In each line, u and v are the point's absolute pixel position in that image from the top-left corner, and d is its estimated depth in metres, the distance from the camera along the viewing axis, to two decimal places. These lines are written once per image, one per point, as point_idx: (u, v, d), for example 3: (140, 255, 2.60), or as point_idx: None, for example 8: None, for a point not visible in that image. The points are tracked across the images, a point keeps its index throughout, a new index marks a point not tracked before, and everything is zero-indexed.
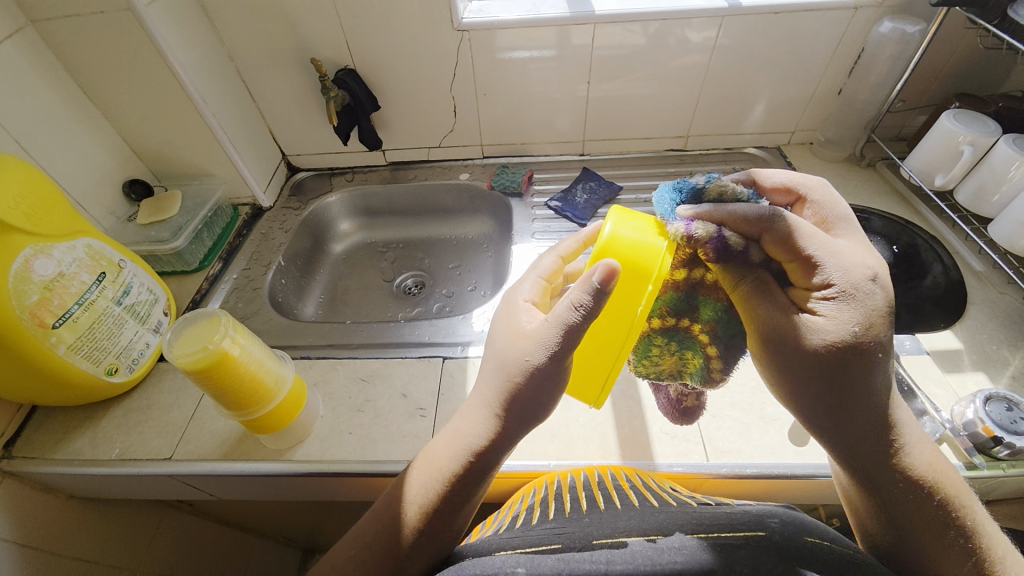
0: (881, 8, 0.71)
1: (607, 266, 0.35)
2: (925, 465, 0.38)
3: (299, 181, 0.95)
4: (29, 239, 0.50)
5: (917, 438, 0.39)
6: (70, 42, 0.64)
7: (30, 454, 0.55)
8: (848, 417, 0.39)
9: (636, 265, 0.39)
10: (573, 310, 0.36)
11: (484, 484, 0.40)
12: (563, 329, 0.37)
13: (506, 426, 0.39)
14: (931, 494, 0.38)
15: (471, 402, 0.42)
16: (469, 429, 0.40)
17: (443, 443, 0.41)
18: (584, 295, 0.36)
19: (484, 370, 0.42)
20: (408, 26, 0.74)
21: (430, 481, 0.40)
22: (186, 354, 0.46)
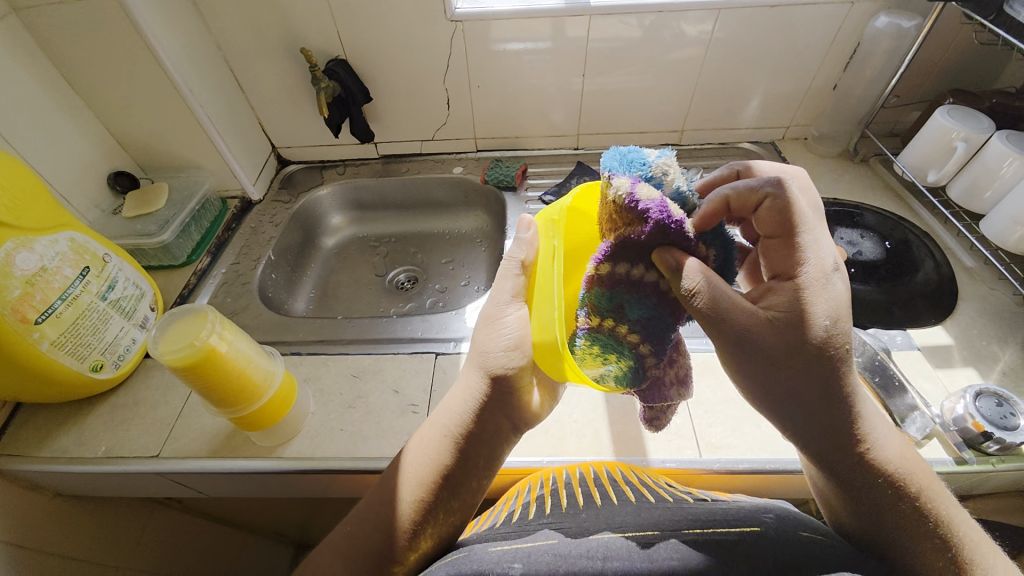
0: (878, 2, 0.71)
1: (524, 219, 0.46)
2: (896, 458, 0.39)
3: (289, 174, 0.93)
4: (10, 233, 0.49)
5: (886, 435, 0.39)
6: (52, 30, 0.62)
7: (14, 452, 0.54)
8: (820, 425, 0.38)
9: (547, 220, 0.44)
10: (513, 265, 0.44)
11: (469, 469, 0.41)
12: (506, 282, 0.44)
13: (489, 406, 0.41)
14: (905, 489, 0.38)
15: (461, 381, 0.44)
16: (457, 408, 0.42)
17: (433, 421, 0.44)
18: (515, 248, 0.45)
19: (469, 354, 0.44)
20: (400, 16, 0.73)
21: (423, 462, 0.42)
22: (171, 350, 0.45)
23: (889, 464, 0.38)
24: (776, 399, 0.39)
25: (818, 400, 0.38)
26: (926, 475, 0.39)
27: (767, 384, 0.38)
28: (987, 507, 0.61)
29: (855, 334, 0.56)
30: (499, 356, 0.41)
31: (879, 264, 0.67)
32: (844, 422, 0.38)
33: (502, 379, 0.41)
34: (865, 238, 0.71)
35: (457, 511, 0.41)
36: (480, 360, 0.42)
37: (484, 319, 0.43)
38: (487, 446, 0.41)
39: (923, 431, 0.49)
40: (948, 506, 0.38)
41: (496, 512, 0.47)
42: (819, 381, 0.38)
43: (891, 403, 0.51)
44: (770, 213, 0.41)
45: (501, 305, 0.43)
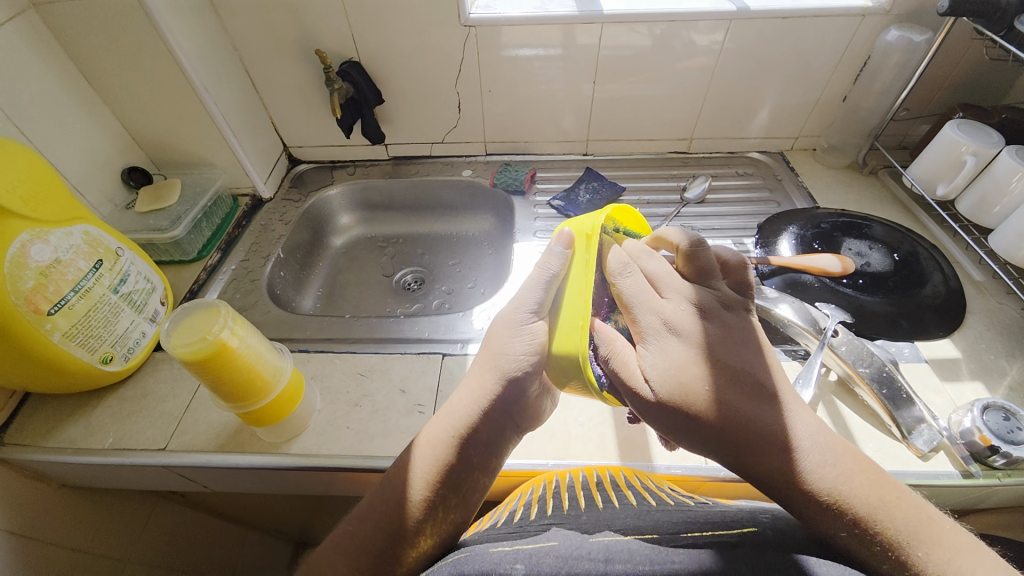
0: (889, 16, 0.71)
1: (565, 233, 0.44)
2: (830, 478, 0.35)
3: (299, 173, 0.94)
4: (26, 225, 0.49)
5: (819, 453, 0.35)
6: (72, 26, 0.63)
7: (21, 441, 0.54)
8: (728, 455, 0.36)
9: (583, 237, 0.44)
10: (545, 274, 0.42)
11: (478, 475, 0.42)
12: (535, 291, 0.42)
13: (501, 410, 0.42)
14: (843, 514, 0.34)
15: (471, 382, 0.43)
16: (466, 409, 0.42)
17: (441, 422, 0.43)
18: (549, 258, 0.43)
19: (481, 361, 0.43)
20: (414, 20, 0.73)
21: (428, 462, 0.42)
22: (183, 344, 0.45)
23: (821, 487, 0.34)
24: (676, 435, 0.37)
25: (725, 429, 0.36)
26: (870, 486, 0.34)
27: (667, 424, 0.37)
28: (993, 522, 0.61)
29: (863, 345, 0.56)
30: (518, 361, 0.41)
31: (887, 276, 0.67)
32: (758, 451, 0.35)
33: (515, 384, 0.41)
34: (873, 249, 0.71)
35: (459, 511, 0.41)
36: (496, 365, 0.42)
37: (502, 321, 0.43)
38: (496, 451, 0.42)
39: (930, 443, 0.49)
40: (912, 522, 0.34)
41: (499, 513, 0.47)
42: (720, 409, 0.36)
43: (898, 415, 0.51)
44: (636, 272, 0.42)
45: (524, 311, 0.42)
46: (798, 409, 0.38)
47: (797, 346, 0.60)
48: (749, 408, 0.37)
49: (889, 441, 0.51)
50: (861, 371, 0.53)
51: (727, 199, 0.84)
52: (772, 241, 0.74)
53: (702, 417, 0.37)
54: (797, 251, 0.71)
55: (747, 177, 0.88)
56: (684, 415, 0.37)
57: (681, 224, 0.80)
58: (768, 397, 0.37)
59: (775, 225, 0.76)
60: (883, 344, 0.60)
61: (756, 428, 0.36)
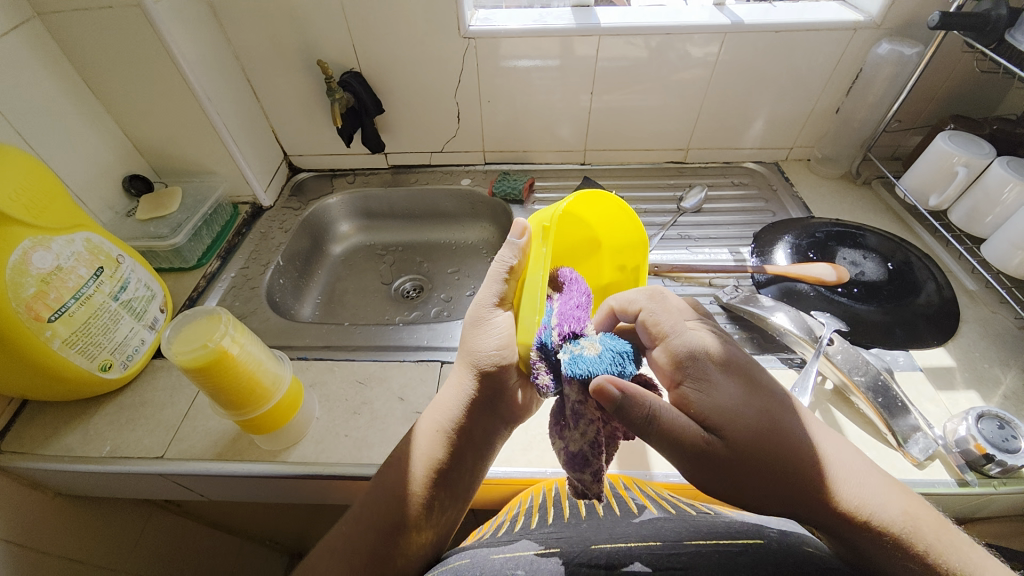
0: (880, 30, 0.73)
1: (520, 223, 0.44)
2: (893, 513, 0.35)
3: (299, 182, 0.95)
4: (28, 231, 0.50)
5: (869, 485, 0.37)
6: (77, 36, 0.64)
7: (18, 450, 0.54)
8: (786, 497, 0.36)
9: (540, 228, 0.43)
10: (503, 270, 0.44)
11: (465, 468, 0.42)
12: (495, 285, 0.45)
13: (483, 402, 0.43)
14: (909, 546, 0.34)
15: (453, 380, 0.45)
16: (448, 406, 0.44)
17: (427, 419, 0.44)
18: (506, 252, 0.44)
19: (458, 357, 0.46)
20: (415, 32, 0.75)
21: (417, 458, 0.42)
22: (184, 351, 0.45)
23: (883, 521, 0.35)
24: (735, 484, 0.36)
25: (783, 469, 0.36)
26: (923, 514, 0.36)
27: (725, 472, 0.35)
28: (990, 531, 0.61)
29: (859, 354, 0.56)
30: (489, 355, 0.43)
31: (882, 285, 0.68)
32: (816, 486, 0.36)
33: (493, 376, 0.43)
34: (867, 259, 0.71)
35: (452, 506, 0.42)
36: (472, 360, 0.44)
37: (472, 318, 0.45)
38: (480, 445, 0.43)
39: (925, 451, 0.49)
40: (963, 548, 0.34)
41: (499, 520, 0.48)
42: (777, 449, 0.36)
43: (894, 423, 0.51)
44: (659, 308, 0.40)
45: (488, 306, 0.45)
46: (836, 442, 0.40)
47: (793, 354, 0.61)
48: (800, 443, 0.37)
49: (885, 449, 0.52)
50: (856, 380, 0.54)
51: (724, 208, 0.85)
52: (767, 250, 0.74)
53: (761, 460, 0.36)
54: (792, 260, 0.72)
55: (743, 187, 0.89)
56: (743, 459, 0.36)
57: (678, 233, 0.81)
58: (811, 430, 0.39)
59: (770, 234, 0.77)
60: (879, 352, 0.60)
61: (811, 464, 0.37)
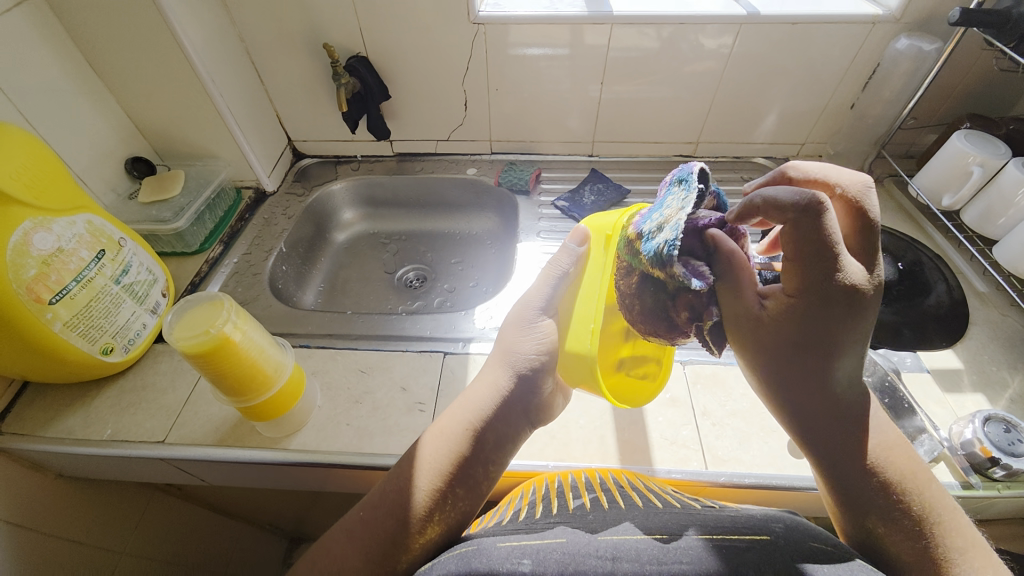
0: (899, 25, 0.71)
1: (580, 232, 0.46)
2: (880, 450, 0.38)
3: (303, 167, 0.94)
4: (29, 212, 0.49)
5: (873, 422, 0.38)
6: (80, 13, 0.62)
7: (20, 431, 0.54)
8: (796, 391, 0.38)
9: (601, 235, 0.45)
10: (554, 273, 0.45)
11: (488, 465, 0.42)
12: (544, 292, 0.45)
13: (515, 398, 0.43)
14: (885, 485, 0.37)
15: (485, 375, 0.45)
16: (479, 402, 0.43)
17: (455, 411, 0.44)
18: (563, 258, 0.45)
19: (494, 354, 0.46)
20: (423, 15, 0.73)
21: (441, 452, 0.42)
22: (185, 337, 0.45)
23: (867, 454, 0.38)
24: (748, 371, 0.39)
25: (810, 373, 0.37)
26: (912, 471, 0.38)
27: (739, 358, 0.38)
28: (991, 534, 0.61)
29: (867, 354, 0.56)
30: (529, 355, 0.44)
31: (891, 285, 0.67)
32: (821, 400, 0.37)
33: (528, 378, 0.43)
34: (877, 257, 0.70)
35: (473, 496, 0.41)
36: (507, 358, 0.45)
37: (512, 318, 0.46)
38: (503, 443, 0.43)
39: (931, 454, 0.49)
40: (936, 506, 0.37)
41: (499, 511, 0.47)
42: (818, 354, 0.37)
43: (900, 424, 0.51)
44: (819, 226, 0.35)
45: (533, 310, 0.45)
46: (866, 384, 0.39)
47: None
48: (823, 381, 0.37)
49: None
50: None
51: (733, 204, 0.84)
52: None
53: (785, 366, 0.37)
54: None
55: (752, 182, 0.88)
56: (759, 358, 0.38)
57: None
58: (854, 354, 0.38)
59: None
60: (886, 353, 0.59)
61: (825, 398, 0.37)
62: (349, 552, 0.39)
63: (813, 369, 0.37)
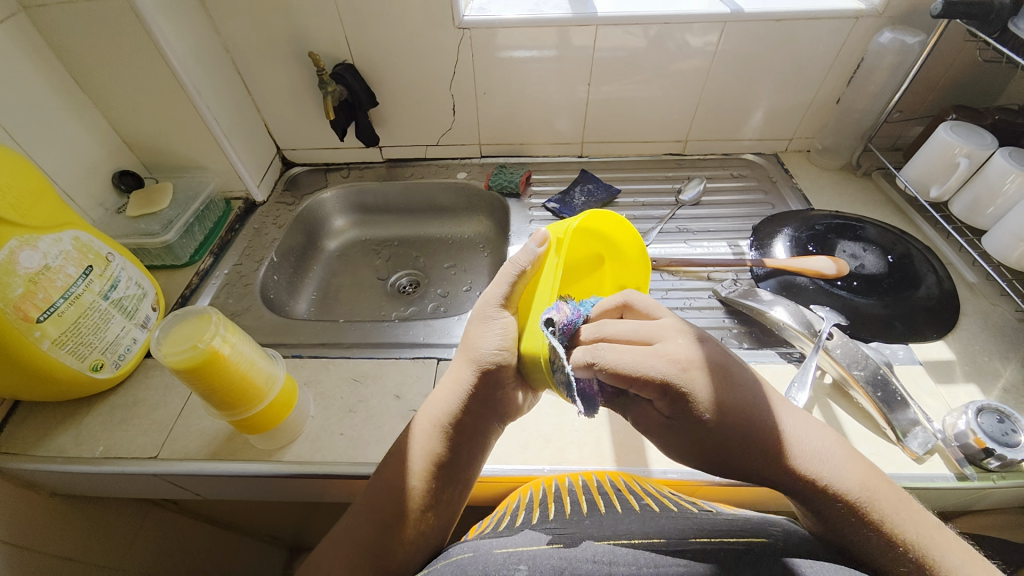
0: (882, 18, 0.72)
1: (541, 233, 0.44)
2: (853, 484, 0.36)
3: (293, 176, 0.93)
4: (15, 231, 0.49)
5: (832, 461, 0.37)
6: (62, 29, 0.62)
7: (11, 451, 0.54)
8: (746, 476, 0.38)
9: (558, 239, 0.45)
10: (515, 269, 0.43)
11: (464, 465, 0.41)
12: (502, 288, 0.43)
13: (482, 394, 0.42)
14: (866, 515, 0.35)
15: (453, 372, 0.44)
16: (447, 401, 0.43)
17: (427, 410, 0.44)
18: (522, 254, 0.44)
19: (457, 352, 0.45)
20: (409, 21, 0.73)
21: (416, 453, 0.41)
22: (174, 352, 0.44)
23: (845, 492, 0.35)
24: (706, 451, 0.37)
25: (757, 448, 0.37)
26: (890, 493, 0.36)
27: (690, 442, 0.38)
28: (988, 523, 0.61)
29: (859, 348, 0.56)
30: (491, 352, 0.42)
31: (882, 278, 0.67)
32: (769, 448, 0.37)
33: (493, 374, 0.42)
34: (867, 251, 0.71)
35: (454, 489, 0.41)
36: (470, 356, 0.42)
37: (477, 315, 0.44)
38: (476, 440, 0.42)
39: (925, 446, 0.49)
40: (924, 524, 0.35)
41: (495, 518, 0.47)
42: (745, 425, 0.37)
43: (894, 418, 0.51)
44: (608, 356, 0.37)
45: (493, 305, 0.43)
46: (807, 426, 0.39)
47: (792, 349, 0.61)
48: (762, 424, 0.38)
49: (884, 444, 0.51)
50: (856, 374, 0.53)
51: (723, 201, 0.84)
52: (766, 243, 0.74)
53: (730, 432, 0.37)
54: (792, 253, 0.71)
55: (742, 179, 0.88)
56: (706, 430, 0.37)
57: (676, 226, 0.80)
58: (774, 408, 0.39)
59: (769, 227, 0.76)
60: (878, 346, 0.60)
61: (772, 443, 0.37)
62: (340, 564, 0.38)
63: (751, 421, 0.38)
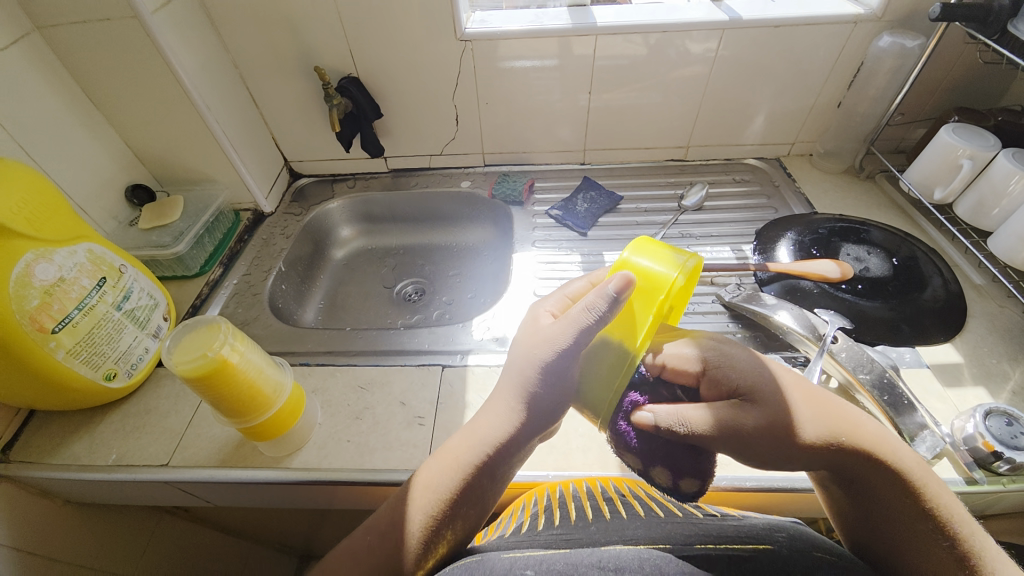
0: (881, 23, 0.72)
1: (626, 278, 0.38)
2: (909, 466, 0.37)
3: (300, 187, 0.95)
4: (30, 244, 0.50)
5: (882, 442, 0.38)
6: (76, 48, 0.64)
7: (26, 458, 0.55)
8: (789, 465, 0.38)
9: (652, 295, 0.41)
10: (588, 316, 0.39)
11: (492, 492, 0.40)
12: (568, 331, 0.39)
13: (524, 428, 0.40)
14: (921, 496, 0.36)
15: (495, 400, 0.42)
16: (490, 428, 0.41)
17: (463, 438, 0.42)
18: (599, 298, 0.39)
19: (507, 375, 0.42)
20: (412, 35, 0.75)
21: (446, 473, 0.40)
22: (184, 361, 0.46)
23: (899, 473, 0.37)
24: (770, 437, 0.37)
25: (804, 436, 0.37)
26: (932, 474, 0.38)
27: (758, 428, 0.37)
28: (1002, 528, 0.60)
29: (863, 351, 0.56)
30: (543, 387, 0.40)
31: (887, 281, 0.67)
32: (827, 435, 0.38)
33: (539, 408, 0.40)
34: (872, 254, 0.71)
35: (478, 512, 0.40)
36: (522, 383, 0.40)
37: (534, 355, 0.40)
38: (510, 469, 0.41)
39: (933, 450, 0.49)
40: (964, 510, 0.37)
41: (502, 524, 0.47)
42: (805, 411, 0.38)
43: (900, 421, 0.50)
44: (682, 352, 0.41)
45: (552, 345, 0.40)
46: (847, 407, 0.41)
47: (796, 353, 0.60)
48: (819, 409, 0.38)
49: None
50: (861, 378, 0.53)
51: (726, 206, 0.84)
52: (769, 248, 0.74)
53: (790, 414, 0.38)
54: (795, 257, 0.71)
55: (745, 183, 0.88)
56: (767, 415, 0.37)
57: (679, 232, 0.81)
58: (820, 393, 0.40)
59: (773, 231, 0.76)
60: (883, 349, 0.60)
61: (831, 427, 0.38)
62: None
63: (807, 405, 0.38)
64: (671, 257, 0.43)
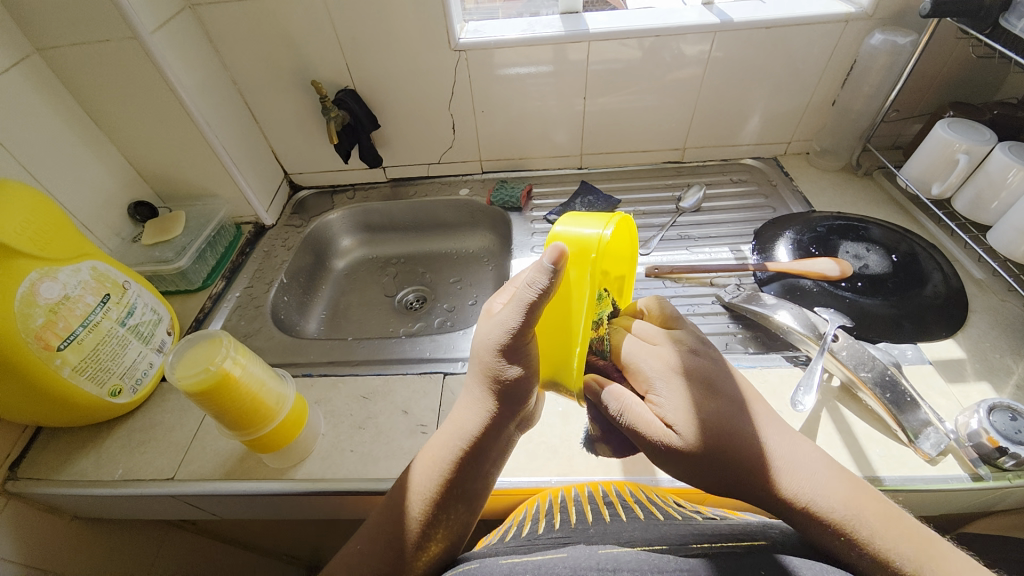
0: (872, 21, 0.72)
1: (556, 248, 0.37)
2: (839, 503, 0.35)
3: (301, 199, 0.96)
4: (35, 264, 0.51)
5: (817, 476, 0.37)
6: (76, 69, 0.65)
7: (34, 476, 0.55)
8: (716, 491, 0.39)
9: (583, 256, 0.42)
10: (529, 291, 0.38)
11: (477, 484, 0.40)
12: (517, 309, 0.39)
13: (499, 415, 0.41)
14: (850, 537, 0.34)
15: (467, 395, 0.43)
16: (466, 423, 0.42)
17: (443, 436, 0.43)
18: (538, 274, 0.38)
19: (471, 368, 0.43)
20: (407, 46, 0.76)
21: (430, 474, 0.41)
22: (187, 375, 0.46)
23: (828, 512, 0.35)
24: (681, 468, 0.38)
25: (720, 463, 0.38)
26: (881, 512, 0.34)
27: (673, 458, 0.38)
28: (1011, 524, 0.59)
29: (864, 349, 0.55)
30: (507, 373, 0.40)
31: (886, 277, 0.67)
32: (739, 469, 0.37)
33: (510, 393, 0.41)
34: (870, 251, 0.71)
35: (467, 509, 0.40)
36: (487, 374, 0.41)
37: (487, 341, 0.40)
38: (493, 458, 0.41)
39: (937, 447, 0.49)
40: (919, 541, 0.33)
41: (504, 531, 0.47)
42: (721, 444, 0.38)
43: (903, 419, 0.50)
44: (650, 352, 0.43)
45: (507, 330, 0.39)
46: (792, 437, 0.39)
47: (798, 352, 0.60)
48: (741, 438, 0.38)
49: (895, 445, 0.51)
50: (863, 376, 0.53)
51: (723, 207, 0.84)
52: (768, 248, 0.74)
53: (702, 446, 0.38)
54: (794, 256, 0.71)
55: (742, 184, 0.89)
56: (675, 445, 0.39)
57: (678, 233, 0.81)
58: (753, 419, 0.40)
59: (771, 231, 0.77)
60: (885, 346, 0.59)
61: (751, 459, 0.38)
62: None
63: (724, 433, 0.38)
64: (595, 219, 0.45)
